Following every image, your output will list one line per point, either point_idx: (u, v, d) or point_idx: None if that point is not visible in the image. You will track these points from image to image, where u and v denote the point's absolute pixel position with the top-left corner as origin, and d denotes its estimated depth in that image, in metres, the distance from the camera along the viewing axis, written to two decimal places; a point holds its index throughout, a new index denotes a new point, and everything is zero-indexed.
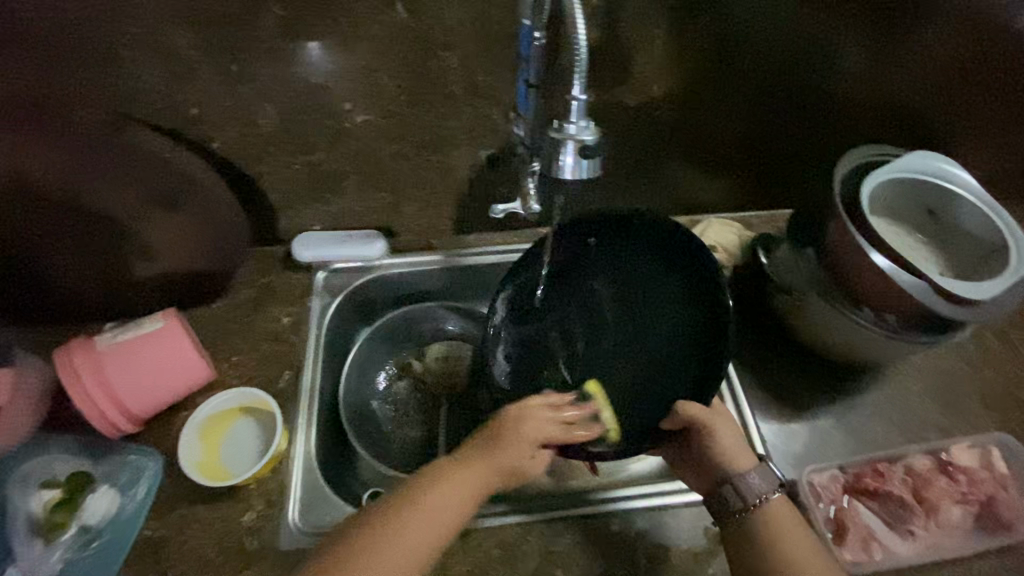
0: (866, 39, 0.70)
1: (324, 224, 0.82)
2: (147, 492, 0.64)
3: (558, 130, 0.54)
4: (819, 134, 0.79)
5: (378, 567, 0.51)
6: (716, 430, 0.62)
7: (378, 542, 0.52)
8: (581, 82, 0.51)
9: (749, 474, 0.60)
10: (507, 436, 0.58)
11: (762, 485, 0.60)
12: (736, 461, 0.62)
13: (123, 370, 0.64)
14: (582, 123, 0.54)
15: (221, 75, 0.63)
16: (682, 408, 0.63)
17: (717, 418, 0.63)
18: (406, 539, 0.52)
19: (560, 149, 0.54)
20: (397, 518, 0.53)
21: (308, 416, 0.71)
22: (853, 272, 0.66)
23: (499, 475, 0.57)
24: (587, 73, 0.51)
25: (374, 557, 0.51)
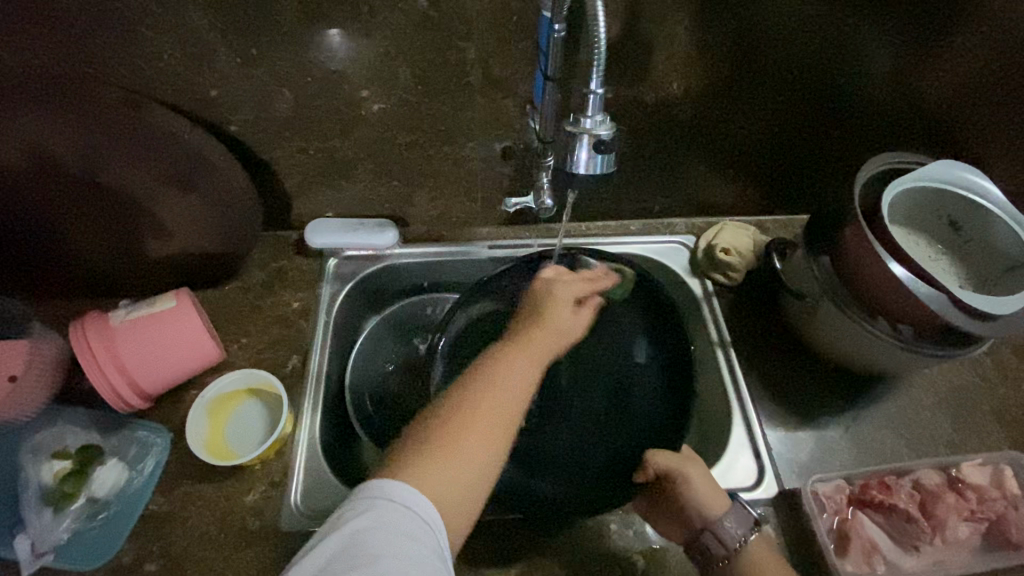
0: (895, 42, 0.68)
1: (336, 211, 0.83)
2: (154, 467, 0.65)
3: (574, 124, 0.54)
4: (838, 141, 0.78)
5: (483, 428, 0.50)
6: (688, 476, 0.61)
7: (478, 406, 0.51)
8: (599, 76, 0.51)
9: (724, 520, 0.59)
10: (547, 312, 0.62)
11: (737, 529, 0.58)
12: (712, 507, 0.60)
13: (134, 347, 0.65)
14: (598, 118, 0.53)
15: (241, 59, 0.63)
16: (650, 460, 0.64)
17: (687, 463, 0.63)
18: (497, 401, 0.52)
19: (575, 144, 0.54)
20: (484, 387, 0.53)
21: (313, 400, 0.72)
22: (869, 280, 0.65)
23: (552, 340, 0.60)
24: (605, 67, 0.50)
25: (476, 419, 0.50)
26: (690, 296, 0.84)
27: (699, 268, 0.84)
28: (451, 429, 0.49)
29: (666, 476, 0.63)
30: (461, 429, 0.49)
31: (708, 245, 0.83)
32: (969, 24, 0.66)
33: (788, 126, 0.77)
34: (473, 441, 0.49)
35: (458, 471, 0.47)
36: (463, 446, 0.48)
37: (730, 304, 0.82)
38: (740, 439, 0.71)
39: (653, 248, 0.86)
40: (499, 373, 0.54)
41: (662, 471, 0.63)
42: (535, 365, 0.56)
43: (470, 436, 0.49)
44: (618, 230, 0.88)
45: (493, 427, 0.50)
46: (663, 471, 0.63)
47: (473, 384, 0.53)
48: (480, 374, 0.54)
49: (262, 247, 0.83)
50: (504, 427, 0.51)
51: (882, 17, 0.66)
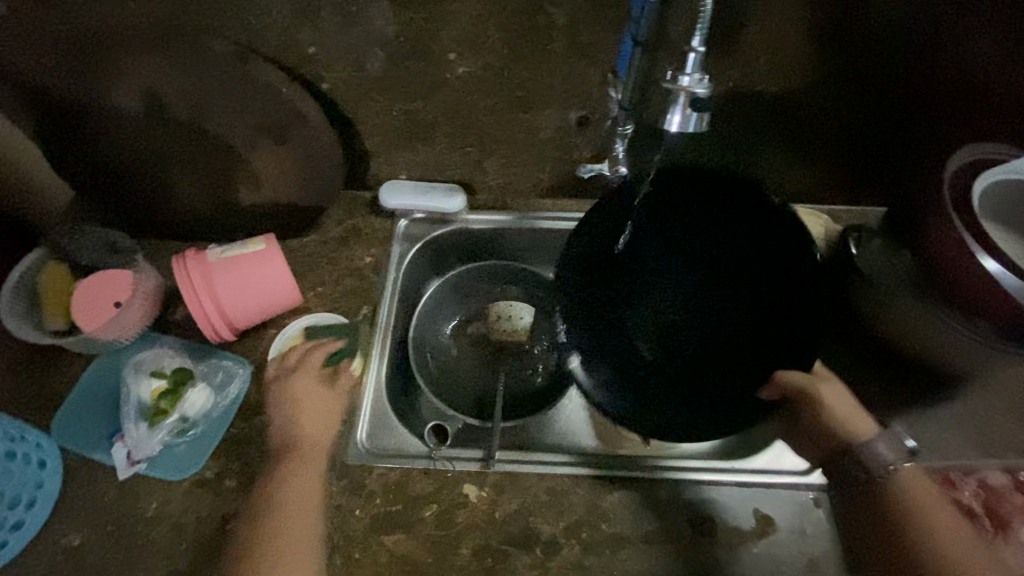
0: (1008, 41, 0.62)
1: (410, 173, 0.86)
2: (236, 394, 0.71)
3: (673, 82, 0.54)
4: (950, 123, 0.71)
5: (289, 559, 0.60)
6: (824, 394, 0.67)
7: (282, 544, 0.61)
8: (702, 33, 0.52)
9: (877, 444, 0.65)
10: (308, 398, 0.70)
11: (890, 453, 0.65)
12: (856, 424, 0.66)
13: (228, 282, 0.70)
14: (696, 76, 0.53)
15: (341, 17, 0.65)
16: (781, 376, 0.66)
17: (819, 383, 0.68)
18: (294, 528, 0.62)
19: (670, 105, 0.55)
20: (285, 515, 0.63)
21: (382, 347, 0.77)
22: (947, 274, 0.63)
23: (316, 451, 0.68)
24: (709, 25, 0.52)
25: (284, 555, 0.60)
26: None
27: None
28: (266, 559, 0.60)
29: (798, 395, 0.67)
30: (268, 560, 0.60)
31: None
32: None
33: (900, 89, 0.70)
34: (292, 563, 0.60)
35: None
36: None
37: None
38: None
39: None
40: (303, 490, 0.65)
41: (796, 391, 0.66)
42: (314, 484, 0.65)
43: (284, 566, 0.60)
44: None
45: (302, 557, 0.61)
46: (797, 390, 0.67)
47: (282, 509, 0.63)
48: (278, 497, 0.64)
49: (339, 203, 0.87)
50: (309, 550, 0.61)
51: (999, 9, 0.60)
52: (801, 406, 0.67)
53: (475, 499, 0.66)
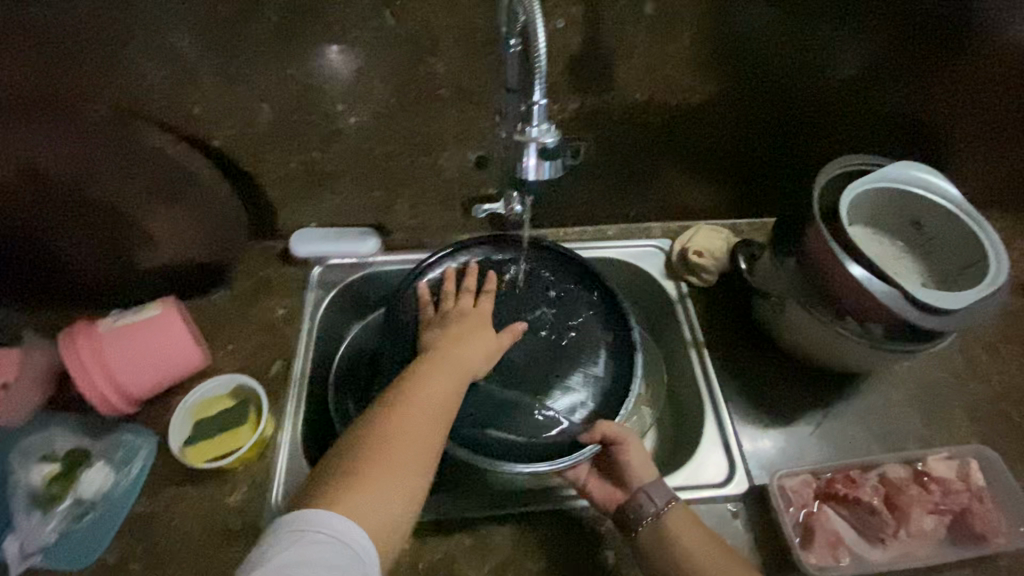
0: (857, 48, 0.71)
1: (320, 221, 0.85)
2: (140, 470, 0.68)
3: (522, 133, 0.56)
4: (821, 128, 0.79)
5: (401, 447, 0.54)
6: (631, 446, 0.66)
7: (399, 432, 0.55)
8: (541, 87, 0.53)
9: (652, 486, 0.63)
10: (467, 336, 0.69)
11: (662, 496, 0.62)
12: (640, 477, 0.65)
13: (119, 354, 0.67)
14: (543, 127, 0.56)
15: (222, 78, 0.66)
16: (600, 427, 0.66)
17: (632, 436, 0.67)
18: (419, 422, 0.57)
19: (523, 151, 0.57)
20: (409, 411, 0.57)
21: (296, 404, 0.74)
22: (828, 282, 0.67)
23: (462, 369, 0.64)
24: (547, 79, 0.53)
25: (405, 437, 0.55)
26: (666, 298, 0.86)
27: (674, 271, 0.86)
28: (370, 453, 0.53)
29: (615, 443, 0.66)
30: (384, 448, 0.54)
31: (682, 248, 0.86)
32: (954, 30, 0.70)
33: (773, 111, 0.77)
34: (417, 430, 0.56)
35: (376, 503, 0.50)
36: (380, 467, 0.52)
37: (704, 306, 0.84)
38: (713, 437, 0.73)
39: (630, 253, 0.88)
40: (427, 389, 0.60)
41: (610, 437, 0.66)
42: (452, 391, 0.62)
43: (389, 462, 0.53)
44: (596, 235, 0.91)
45: (415, 453, 0.55)
46: (614, 438, 0.66)
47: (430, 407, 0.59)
48: (417, 388, 0.59)
49: (249, 256, 0.85)
50: (416, 457, 0.55)
51: (854, 17, 0.68)
52: (615, 453, 0.67)
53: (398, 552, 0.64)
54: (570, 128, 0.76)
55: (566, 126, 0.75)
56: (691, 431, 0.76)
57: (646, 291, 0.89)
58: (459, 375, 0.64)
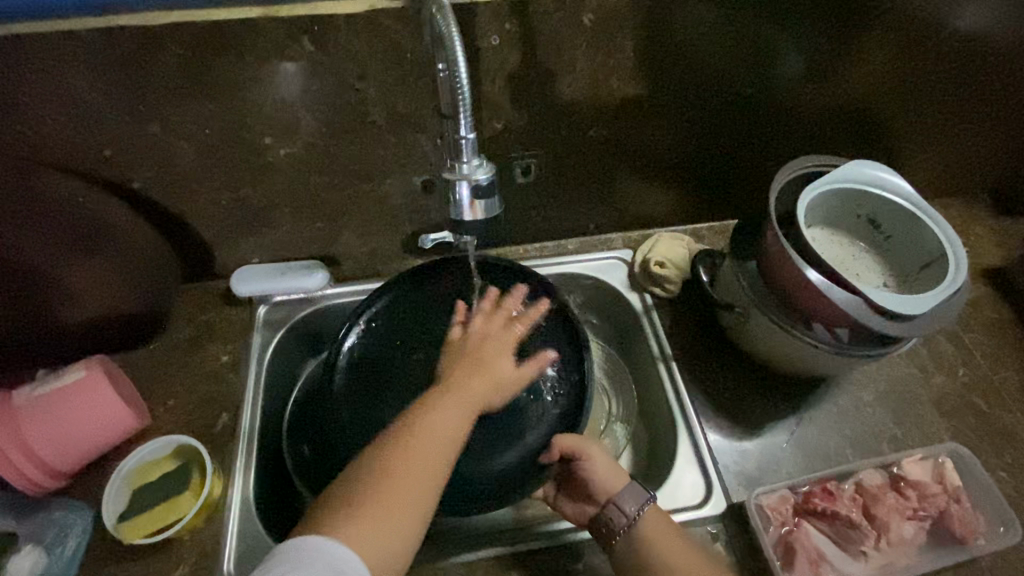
0: (802, 49, 0.70)
1: (263, 257, 0.80)
2: (74, 549, 0.62)
3: (452, 170, 0.52)
4: (774, 129, 0.78)
5: (406, 479, 0.55)
6: (592, 456, 0.65)
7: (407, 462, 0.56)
8: (467, 121, 0.50)
9: (623, 491, 0.62)
10: (487, 360, 0.66)
11: (633, 503, 0.61)
12: (607, 488, 0.63)
13: (40, 426, 0.61)
14: (475, 162, 0.52)
15: (131, 117, 0.61)
16: (556, 442, 0.65)
17: (591, 444, 0.66)
18: (425, 454, 0.57)
19: (455, 189, 0.52)
20: (421, 442, 0.57)
21: (246, 459, 0.69)
22: (791, 289, 0.65)
23: (479, 398, 0.63)
24: (472, 111, 0.50)
25: (414, 470, 0.56)
26: (631, 311, 0.82)
27: (637, 283, 0.83)
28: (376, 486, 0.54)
29: (575, 457, 0.65)
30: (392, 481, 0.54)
31: (643, 259, 0.83)
32: (894, 23, 0.69)
33: (724, 116, 0.75)
34: (430, 457, 0.57)
35: (374, 537, 0.51)
36: (383, 500, 0.53)
37: (670, 317, 0.81)
38: (687, 455, 0.70)
39: (592, 265, 0.85)
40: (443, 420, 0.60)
41: (568, 451, 0.65)
42: (463, 419, 0.61)
43: (392, 497, 0.54)
44: (557, 250, 0.88)
45: (419, 485, 0.55)
46: (572, 451, 0.65)
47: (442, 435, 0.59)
48: (431, 418, 0.59)
49: (188, 300, 0.80)
50: (421, 489, 0.55)
51: (798, 14, 0.66)
52: (578, 467, 0.65)
53: None
54: (518, 145, 0.73)
55: (513, 143, 0.72)
56: (665, 451, 0.74)
57: (611, 304, 0.86)
58: (475, 401, 0.63)
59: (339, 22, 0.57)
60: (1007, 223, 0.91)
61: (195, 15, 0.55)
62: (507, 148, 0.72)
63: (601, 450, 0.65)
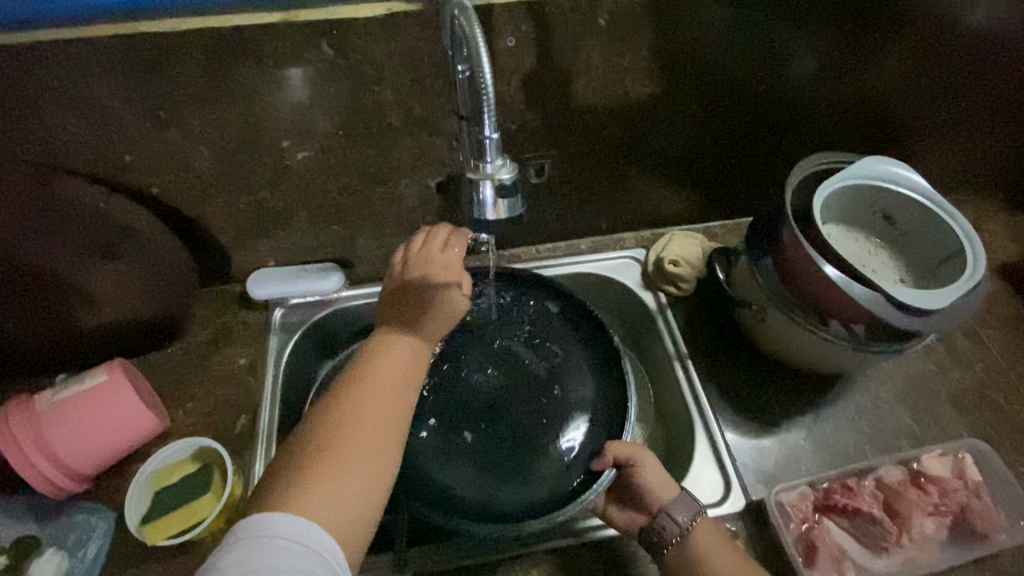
0: (816, 48, 0.70)
1: (278, 261, 0.81)
2: (96, 553, 0.62)
3: (475, 170, 0.52)
4: (788, 128, 0.78)
5: (336, 460, 0.50)
6: (646, 465, 0.64)
7: (337, 439, 0.51)
8: (492, 121, 0.50)
9: (676, 500, 0.60)
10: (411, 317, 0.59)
11: (685, 513, 0.59)
12: (658, 496, 0.62)
13: (62, 430, 0.62)
14: (498, 162, 0.52)
15: (150, 122, 0.62)
16: (610, 449, 0.65)
17: (645, 453, 0.65)
18: (353, 424, 0.52)
19: (478, 188, 0.52)
20: (345, 416, 0.53)
21: (266, 461, 0.69)
22: (809, 287, 0.65)
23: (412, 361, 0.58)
24: (497, 111, 0.49)
25: (354, 432, 0.52)
26: (645, 310, 0.83)
27: (651, 282, 0.83)
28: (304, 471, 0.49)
29: (627, 462, 0.64)
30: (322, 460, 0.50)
31: (657, 258, 0.83)
32: (910, 20, 0.69)
33: (738, 115, 0.75)
34: (366, 412, 0.53)
35: (330, 508, 0.48)
36: (321, 484, 0.49)
37: (684, 315, 0.81)
38: (705, 453, 0.70)
39: (605, 265, 0.85)
40: (376, 369, 0.56)
41: (623, 459, 0.64)
42: (386, 383, 0.56)
43: (329, 476, 0.49)
44: (570, 250, 0.88)
45: (356, 458, 0.51)
46: (625, 457, 0.64)
47: (374, 381, 0.55)
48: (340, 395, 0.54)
49: (204, 304, 0.80)
50: (357, 462, 0.51)
51: (811, 12, 0.67)
52: (628, 475, 0.64)
53: None
54: (532, 146, 0.73)
55: (527, 144, 0.72)
56: (683, 450, 0.74)
57: (624, 304, 0.86)
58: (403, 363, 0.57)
59: (358, 26, 0.58)
60: (1018, 217, 0.92)
61: (216, 20, 0.56)
62: (521, 149, 0.73)
63: (654, 460, 0.64)
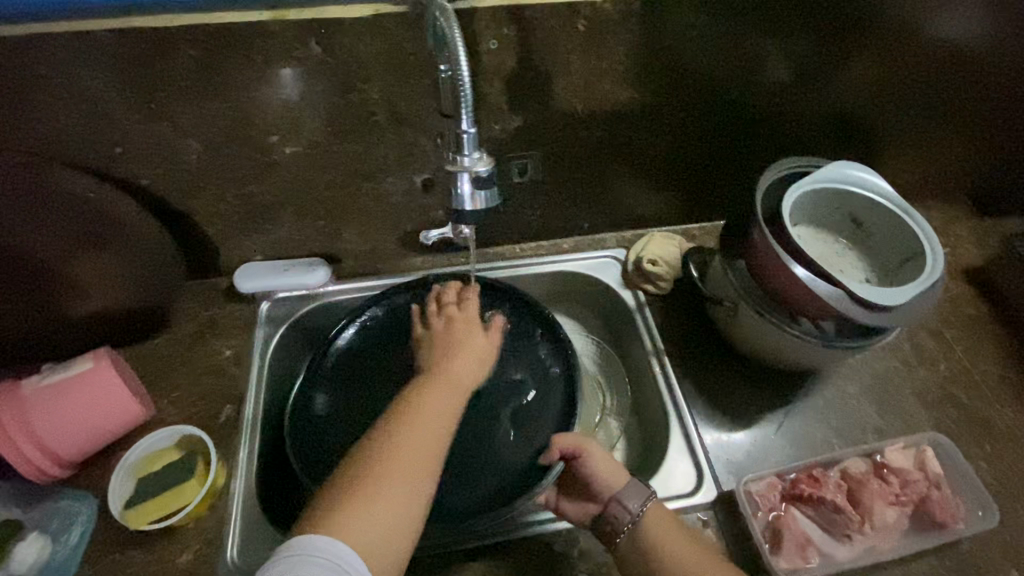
0: (786, 57, 0.73)
1: (265, 254, 0.82)
2: (79, 537, 0.63)
3: (454, 162, 0.55)
4: (761, 133, 0.81)
5: (402, 468, 0.56)
6: (593, 455, 0.65)
7: (404, 446, 0.58)
8: (470, 115, 0.53)
9: (627, 489, 0.62)
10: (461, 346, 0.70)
11: (636, 501, 0.61)
12: (608, 485, 0.63)
13: (47, 416, 0.63)
14: (475, 155, 0.54)
15: (141, 115, 0.63)
16: (557, 442, 0.65)
17: (592, 443, 0.65)
18: (418, 435, 0.59)
19: (456, 180, 0.55)
20: (412, 429, 0.59)
21: (249, 450, 0.70)
22: (777, 284, 0.67)
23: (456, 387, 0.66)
24: (474, 107, 0.52)
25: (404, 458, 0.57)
26: (624, 308, 0.85)
27: (630, 281, 0.86)
28: (371, 476, 0.55)
29: (574, 455, 0.65)
30: (389, 465, 0.56)
31: (637, 258, 0.86)
32: (876, 32, 0.73)
33: (713, 120, 0.78)
34: (413, 444, 0.58)
35: (371, 526, 0.52)
36: (383, 489, 0.54)
37: (662, 313, 0.84)
38: (678, 445, 0.72)
39: (586, 264, 0.88)
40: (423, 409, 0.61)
41: (570, 451, 0.65)
42: (442, 407, 0.63)
43: (390, 483, 0.55)
44: (553, 249, 0.90)
45: (415, 465, 0.57)
46: (573, 449, 0.65)
47: (415, 417, 0.60)
48: (406, 409, 0.61)
49: (191, 296, 0.82)
50: (417, 474, 0.56)
51: (780, 23, 0.70)
52: (579, 466, 0.65)
53: None
54: (515, 145, 0.75)
55: (511, 144, 0.75)
56: (658, 443, 0.76)
57: (605, 302, 0.88)
58: (459, 386, 0.66)
59: (345, 25, 0.60)
60: (984, 223, 0.95)
61: (207, 16, 0.58)
62: (505, 148, 0.75)
63: (602, 451, 0.65)
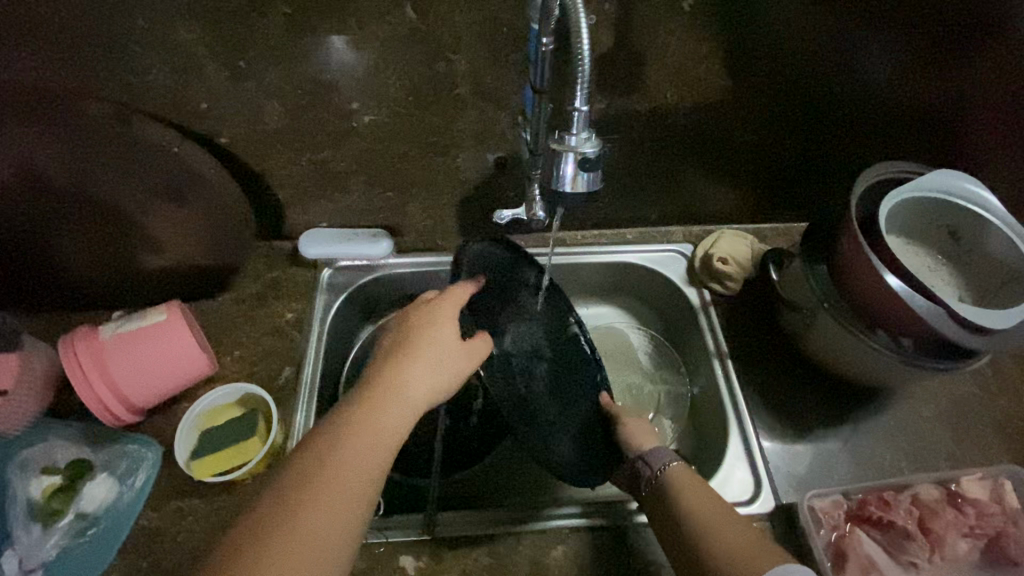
0: (896, 54, 0.68)
1: (331, 222, 0.82)
2: (143, 482, 0.65)
3: (559, 142, 0.53)
4: (860, 133, 0.76)
5: (340, 486, 0.44)
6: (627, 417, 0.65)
7: (329, 467, 0.45)
8: (583, 94, 0.50)
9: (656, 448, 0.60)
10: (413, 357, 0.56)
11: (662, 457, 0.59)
12: (638, 444, 0.62)
13: (123, 362, 0.64)
14: (583, 135, 0.52)
15: (229, 73, 0.63)
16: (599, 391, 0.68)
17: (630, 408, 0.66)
18: (365, 451, 0.47)
19: (561, 160, 0.53)
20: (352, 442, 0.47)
21: (307, 413, 0.71)
22: (864, 297, 0.64)
23: (399, 401, 0.52)
24: (589, 86, 0.50)
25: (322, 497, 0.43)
26: (687, 305, 0.82)
27: (696, 277, 0.83)
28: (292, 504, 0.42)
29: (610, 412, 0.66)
30: (316, 492, 0.43)
31: (705, 254, 0.83)
32: (1008, 35, 0.66)
33: (805, 118, 0.74)
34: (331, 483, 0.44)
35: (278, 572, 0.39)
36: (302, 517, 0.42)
37: (728, 315, 0.81)
38: (737, 451, 0.70)
39: (648, 257, 0.85)
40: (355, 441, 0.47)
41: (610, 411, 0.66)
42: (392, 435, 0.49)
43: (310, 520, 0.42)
44: (615, 239, 0.87)
45: (350, 502, 0.44)
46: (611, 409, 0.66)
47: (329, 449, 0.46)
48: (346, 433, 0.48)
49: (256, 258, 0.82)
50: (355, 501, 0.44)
51: (895, 16, 0.65)
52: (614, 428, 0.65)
53: (412, 570, 0.61)
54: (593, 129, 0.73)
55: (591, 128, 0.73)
56: (714, 445, 0.74)
57: (667, 297, 0.86)
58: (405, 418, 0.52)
59: None
60: None
61: None
62: None
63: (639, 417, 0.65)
